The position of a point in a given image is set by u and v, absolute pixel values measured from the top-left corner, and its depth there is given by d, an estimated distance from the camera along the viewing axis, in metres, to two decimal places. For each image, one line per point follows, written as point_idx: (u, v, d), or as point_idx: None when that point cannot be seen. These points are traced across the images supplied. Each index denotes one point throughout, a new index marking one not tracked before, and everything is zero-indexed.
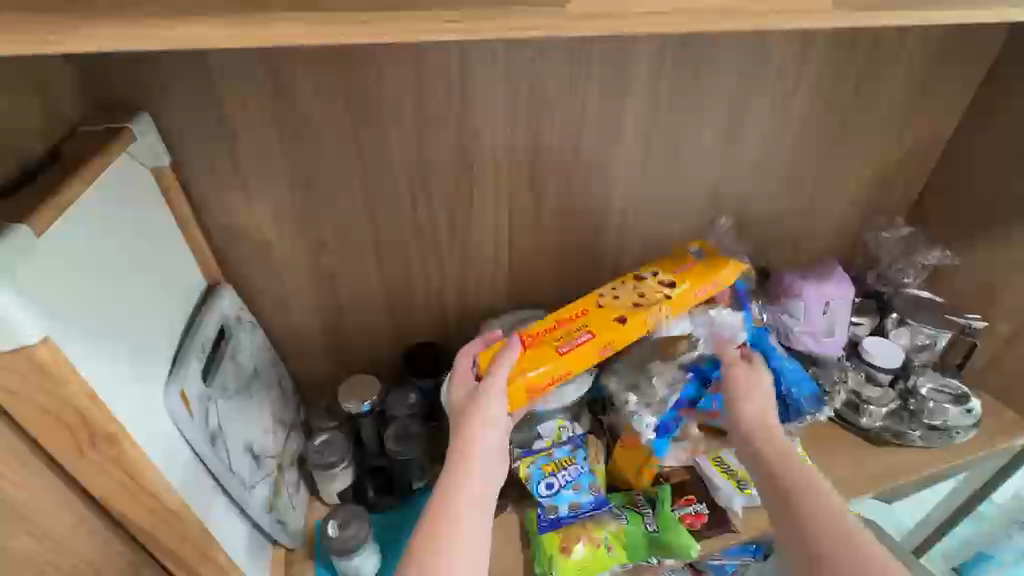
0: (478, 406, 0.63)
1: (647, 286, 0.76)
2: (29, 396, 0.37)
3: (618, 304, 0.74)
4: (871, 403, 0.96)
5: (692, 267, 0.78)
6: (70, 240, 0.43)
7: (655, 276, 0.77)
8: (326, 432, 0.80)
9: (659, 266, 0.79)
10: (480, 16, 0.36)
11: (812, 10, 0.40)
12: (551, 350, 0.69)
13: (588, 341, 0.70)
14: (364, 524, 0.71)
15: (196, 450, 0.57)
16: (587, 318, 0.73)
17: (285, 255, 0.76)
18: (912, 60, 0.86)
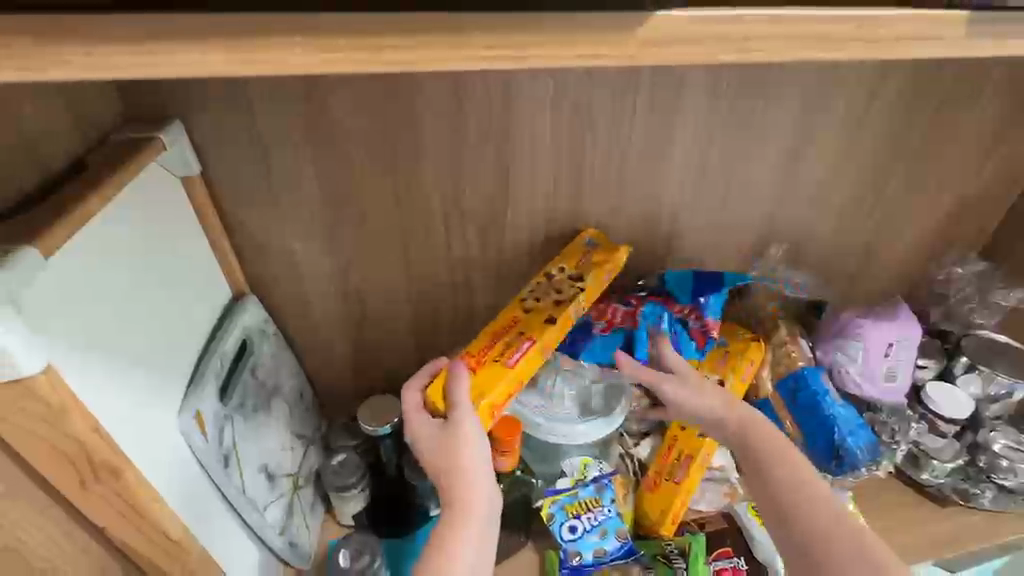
0: (457, 441, 0.58)
1: (562, 285, 0.71)
2: (29, 429, 0.34)
3: (541, 306, 0.70)
4: (934, 458, 0.87)
5: (590, 260, 0.73)
6: (78, 263, 0.41)
7: (561, 271, 0.72)
8: (344, 452, 0.76)
9: (562, 260, 0.74)
10: (544, 38, 0.31)
11: (940, 35, 0.34)
12: (498, 366, 0.64)
13: (529, 347, 0.65)
14: (376, 554, 0.67)
15: (207, 472, 0.55)
16: (520, 326, 0.68)
17: (313, 269, 0.73)
18: (1008, 84, 0.77)
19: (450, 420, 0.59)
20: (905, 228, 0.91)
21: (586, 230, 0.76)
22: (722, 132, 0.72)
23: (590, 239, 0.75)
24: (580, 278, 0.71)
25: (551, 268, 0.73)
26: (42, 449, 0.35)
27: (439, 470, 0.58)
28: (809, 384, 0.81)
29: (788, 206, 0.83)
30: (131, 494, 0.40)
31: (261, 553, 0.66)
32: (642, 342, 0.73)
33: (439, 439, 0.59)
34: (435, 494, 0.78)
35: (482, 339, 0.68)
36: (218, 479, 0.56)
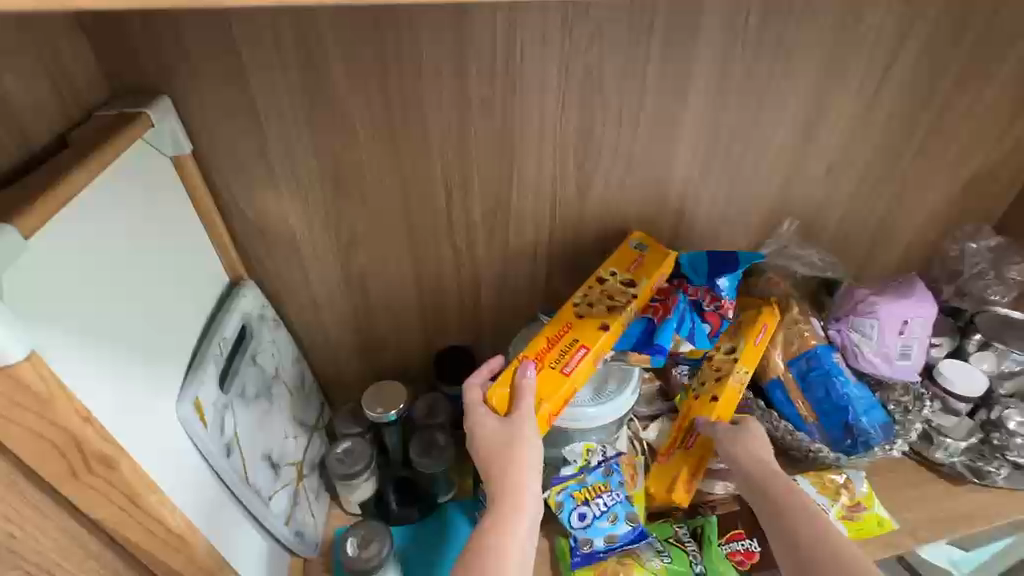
0: (519, 440, 0.58)
1: (618, 291, 0.71)
2: (15, 420, 0.32)
3: (595, 313, 0.69)
4: (947, 436, 0.85)
5: (643, 262, 0.73)
6: (61, 245, 0.39)
7: (614, 277, 0.72)
8: (349, 439, 0.75)
9: (613, 264, 0.74)
10: None
11: None
12: (555, 374, 0.64)
13: (587, 355, 0.65)
14: (385, 542, 0.65)
15: (209, 462, 0.53)
16: (575, 332, 0.67)
17: (313, 253, 0.71)
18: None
19: (512, 419, 0.59)
20: (919, 202, 0.89)
21: (632, 234, 0.77)
22: (734, 103, 0.70)
23: (637, 244, 0.76)
24: (635, 282, 0.71)
25: (608, 272, 0.73)
26: (30, 441, 0.33)
27: (497, 470, 0.57)
28: (822, 362, 0.79)
29: (801, 181, 0.80)
30: (129, 485, 0.38)
31: (267, 542, 0.64)
32: (664, 330, 0.70)
33: (500, 435, 0.58)
34: (441, 480, 0.77)
35: (538, 343, 0.67)
36: (221, 468, 0.54)
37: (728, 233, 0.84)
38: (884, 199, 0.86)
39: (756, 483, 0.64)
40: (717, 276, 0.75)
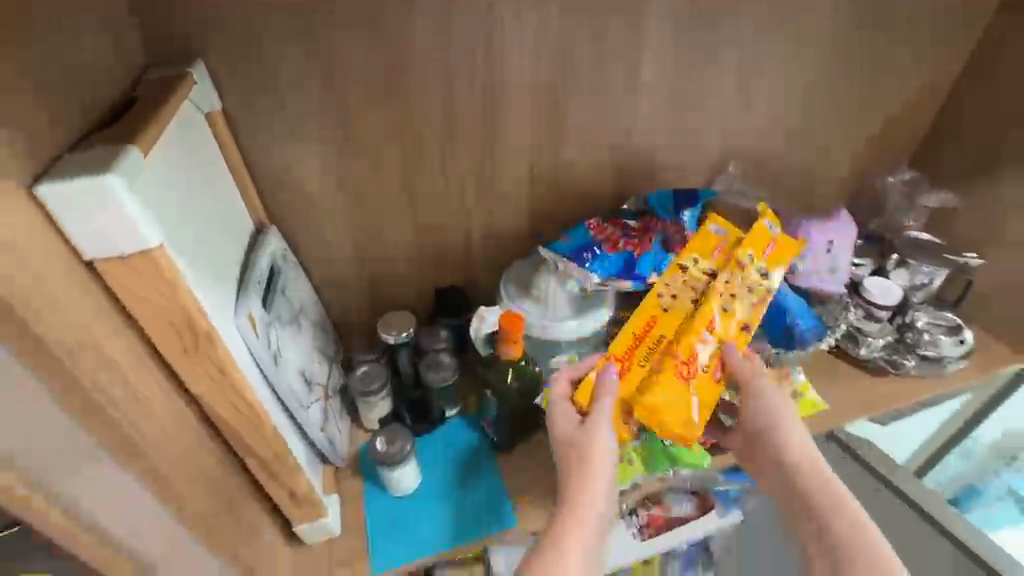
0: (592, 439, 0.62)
1: (700, 279, 0.73)
2: (150, 298, 0.42)
3: (682, 304, 0.72)
4: (870, 335, 1.01)
5: (724, 248, 0.75)
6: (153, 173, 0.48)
7: (698, 264, 0.75)
8: (365, 364, 0.86)
9: (697, 251, 0.76)
10: None
11: None
12: (649, 373, 0.69)
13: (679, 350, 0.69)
14: (407, 440, 0.77)
15: (262, 370, 0.63)
16: (662, 326, 0.71)
17: (325, 203, 0.80)
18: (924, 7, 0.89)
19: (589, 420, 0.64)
20: (843, 141, 1.04)
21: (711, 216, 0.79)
22: (684, 58, 0.82)
23: (717, 228, 0.77)
24: (717, 270, 0.74)
25: (693, 264, 0.75)
26: (155, 316, 0.43)
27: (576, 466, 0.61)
28: None
29: (744, 126, 0.93)
30: (225, 365, 0.49)
31: (306, 448, 0.75)
32: (642, 262, 0.81)
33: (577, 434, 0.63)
34: (447, 396, 0.89)
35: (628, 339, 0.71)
36: (272, 376, 0.64)
37: (685, 174, 0.96)
38: (814, 139, 1.01)
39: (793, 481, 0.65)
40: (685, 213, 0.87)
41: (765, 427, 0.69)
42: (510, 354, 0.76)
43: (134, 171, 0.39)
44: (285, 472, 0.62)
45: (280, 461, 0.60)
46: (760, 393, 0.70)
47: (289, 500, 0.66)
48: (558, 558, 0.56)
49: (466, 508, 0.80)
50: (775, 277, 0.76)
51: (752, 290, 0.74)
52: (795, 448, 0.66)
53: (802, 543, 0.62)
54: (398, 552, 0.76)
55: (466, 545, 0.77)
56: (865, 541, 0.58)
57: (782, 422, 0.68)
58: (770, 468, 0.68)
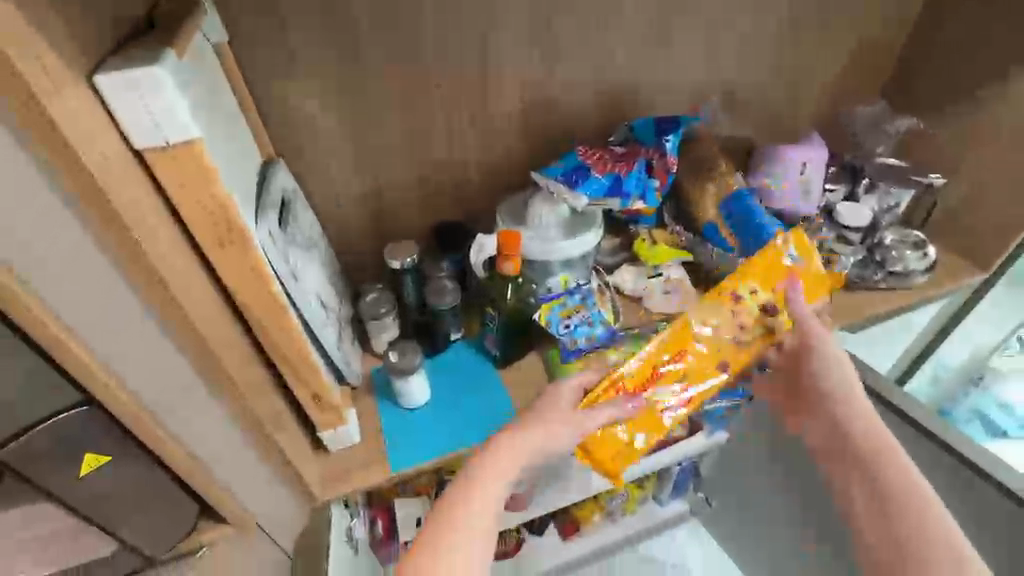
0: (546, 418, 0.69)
1: (753, 308, 0.81)
2: (192, 189, 0.48)
3: (717, 340, 0.81)
4: (840, 254, 1.08)
5: (789, 280, 0.81)
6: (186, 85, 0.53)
7: (753, 295, 0.81)
8: (375, 291, 0.92)
9: (757, 281, 0.82)
10: None
11: None
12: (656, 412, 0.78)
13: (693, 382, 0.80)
14: (418, 353, 0.85)
15: (283, 283, 0.69)
16: (690, 349, 0.80)
17: (329, 137, 0.85)
18: None
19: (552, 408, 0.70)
20: (815, 70, 1.10)
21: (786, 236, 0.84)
22: None
23: (784, 244, 0.83)
24: (776, 311, 0.81)
25: (700, 301, 0.82)
26: (195, 207, 0.49)
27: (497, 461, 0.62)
28: (742, 202, 0.99)
29: (722, 54, 0.99)
30: (256, 260, 0.55)
31: (324, 364, 0.82)
32: (629, 181, 0.91)
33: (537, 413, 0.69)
34: (452, 320, 0.95)
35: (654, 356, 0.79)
36: (292, 288, 0.70)
37: (666, 104, 1.02)
38: (788, 68, 1.06)
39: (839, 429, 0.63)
40: (666, 140, 0.94)
41: (834, 384, 0.68)
42: (508, 270, 0.83)
43: (173, 71, 0.44)
44: (308, 373, 0.68)
45: (304, 362, 0.66)
46: (814, 346, 0.71)
47: (312, 403, 0.73)
48: (460, 502, 0.58)
49: (474, 415, 0.88)
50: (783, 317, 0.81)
51: (739, 333, 0.80)
52: (856, 405, 0.64)
53: (847, 494, 0.60)
54: (415, 454, 0.83)
55: (476, 445, 0.85)
56: (908, 478, 0.57)
57: (850, 382, 0.67)
58: (824, 427, 0.66)
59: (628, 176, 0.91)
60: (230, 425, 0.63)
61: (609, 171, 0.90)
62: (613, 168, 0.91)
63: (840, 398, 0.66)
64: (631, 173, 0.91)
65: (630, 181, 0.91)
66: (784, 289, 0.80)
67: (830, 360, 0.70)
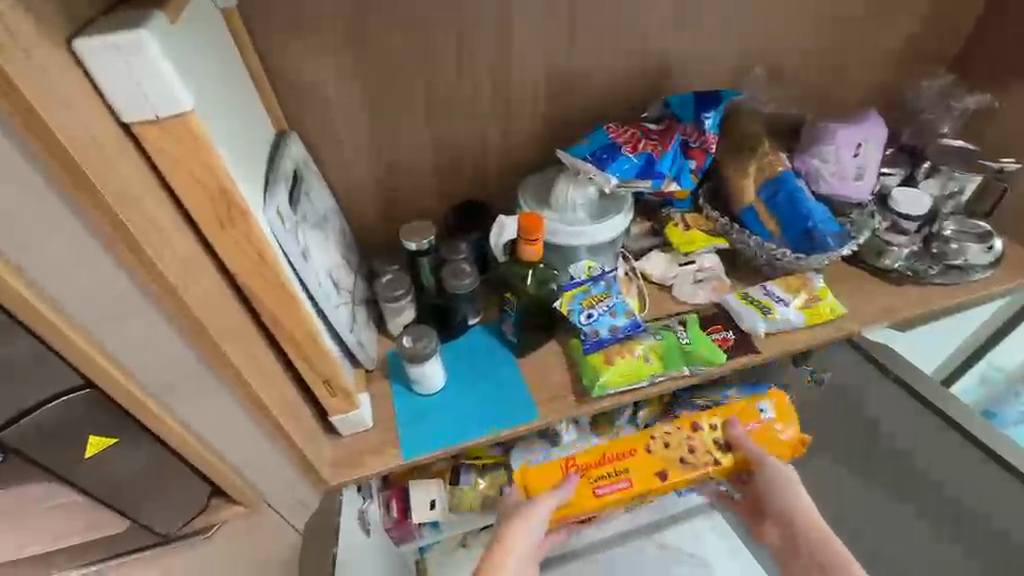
0: (528, 514, 0.78)
1: (706, 445, 0.87)
2: (186, 163, 0.45)
3: (664, 457, 0.86)
4: (894, 246, 0.99)
5: (758, 429, 0.88)
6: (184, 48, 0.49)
7: (711, 427, 0.88)
8: (390, 273, 0.89)
9: (723, 415, 0.89)
10: None
11: None
12: (590, 490, 0.83)
13: (626, 488, 0.84)
14: (432, 338, 0.81)
15: (293, 264, 0.66)
16: (633, 462, 0.86)
17: (343, 110, 0.81)
18: None
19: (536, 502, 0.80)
20: (875, 38, 0.99)
21: (768, 396, 0.91)
22: None
23: (766, 408, 0.90)
24: (726, 449, 0.87)
25: (665, 424, 0.89)
26: (192, 183, 0.46)
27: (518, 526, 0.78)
28: (786, 187, 0.92)
29: (767, 22, 0.90)
30: (259, 241, 0.52)
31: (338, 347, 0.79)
32: (663, 161, 0.84)
33: (514, 511, 0.80)
34: (469, 304, 0.91)
35: (599, 455, 0.87)
36: (302, 269, 0.67)
37: (706, 75, 0.94)
38: (842, 39, 0.97)
39: (796, 537, 0.79)
40: (704, 116, 0.87)
41: (773, 487, 0.83)
42: (530, 254, 0.78)
43: (162, 33, 0.41)
44: (318, 357, 0.66)
45: (313, 346, 0.64)
46: (768, 466, 0.83)
47: (321, 387, 0.71)
48: None
49: (490, 403, 0.85)
50: (728, 458, 0.86)
51: (688, 453, 0.86)
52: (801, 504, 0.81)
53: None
54: (429, 441, 0.81)
55: (491, 435, 0.82)
56: (841, 555, 0.73)
57: (790, 482, 0.82)
58: (781, 525, 0.82)
59: (663, 155, 0.84)
60: (237, 410, 0.61)
61: (643, 150, 0.83)
62: (647, 146, 0.84)
63: (790, 504, 0.81)
64: (666, 152, 0.84)
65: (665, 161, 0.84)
66: (731, 426, 0.87)
67: (778, 470, 0.82)
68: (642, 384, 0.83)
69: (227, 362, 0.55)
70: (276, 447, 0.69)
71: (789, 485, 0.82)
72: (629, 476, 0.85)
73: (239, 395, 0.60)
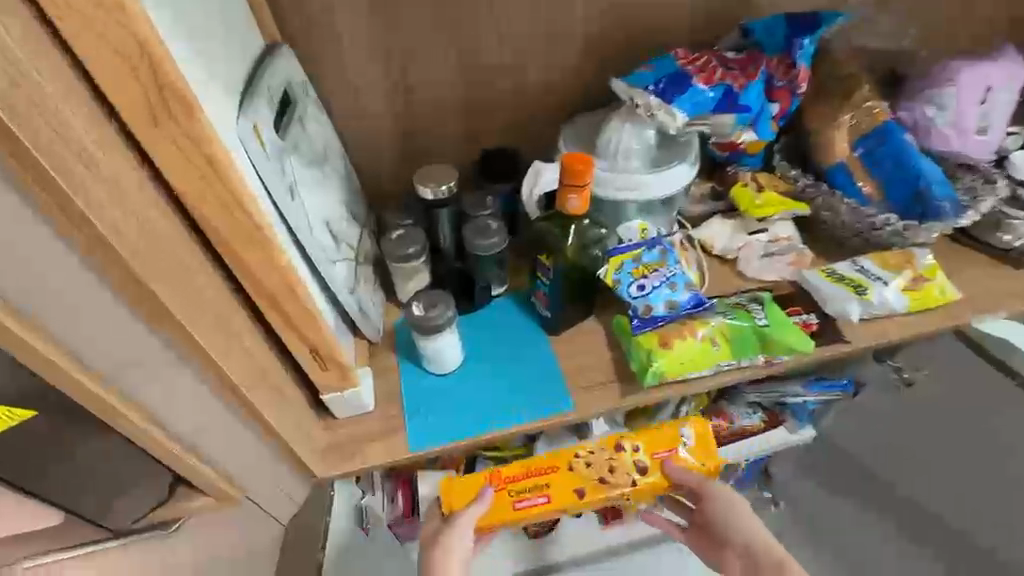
0: (443, 544, 0.69)
1: (627, 466, 0.74)
2: (95, 23, 0.34)
3: (586, 475, 0.74)
4: (1016, 219, 0.78)
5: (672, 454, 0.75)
6: None
7: (634, 450, 0.75)
8: (402, 228, 0.74)
9: (643, 437, 0.76)
10: None
11: None
12: (508, 502, 0.73)
13: (543, 504, 0.73)
14: (449, 305, 0.66)
15: (275, 200, 0.52)
16: (552, 479, 0.74)
17: (350, 24, 0.66)
18: None
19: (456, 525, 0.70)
20: None
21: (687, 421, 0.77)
22: None
23: (688, 431, 0.77)
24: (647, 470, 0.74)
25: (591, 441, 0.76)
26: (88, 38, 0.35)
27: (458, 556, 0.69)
28: (893, 138, 0.75)
29: None
30: (199, 133, 0.40)
31: (335, 311, 0.66)
32: (747, 94, 0.67)
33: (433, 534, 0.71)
34: (495, 270, 0.76)
35: (521, 466, 0.75)
36: (287, 207, 0.53)
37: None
38: None
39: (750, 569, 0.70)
40: (797, 43, 0.69)
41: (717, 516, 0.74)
42: (575, 204, 0.62)
43: None
44: (297, 312, 0.53)
45: (291, 297, 0.51)
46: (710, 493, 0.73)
47: (306, 357, 0.57)
48: None
49: (516, 390, 0.70)
50: (646, 482, 0.74)
51: (608, 475, 0.74)
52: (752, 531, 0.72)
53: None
54: (442, 431, 0.67)
55: (516, 427, 0.68)
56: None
57: (737, 511, 0.73)
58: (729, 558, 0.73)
59: (748, 91, 0.67)
60: (178, 367, 0.49)
61: (722, 82, 0.67)
62: (728, 78, 0.67)
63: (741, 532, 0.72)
64: (751, 86, 0.68)
65: (750, 98, 0.68)
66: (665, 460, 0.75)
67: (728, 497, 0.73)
68: (703, 374, 0.67)
69: (152, 298, 0.43)
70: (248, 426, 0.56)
71: (738, 513, 0.73)
72: (549, 491, 0.74)
73: (182, 350, 0.48)
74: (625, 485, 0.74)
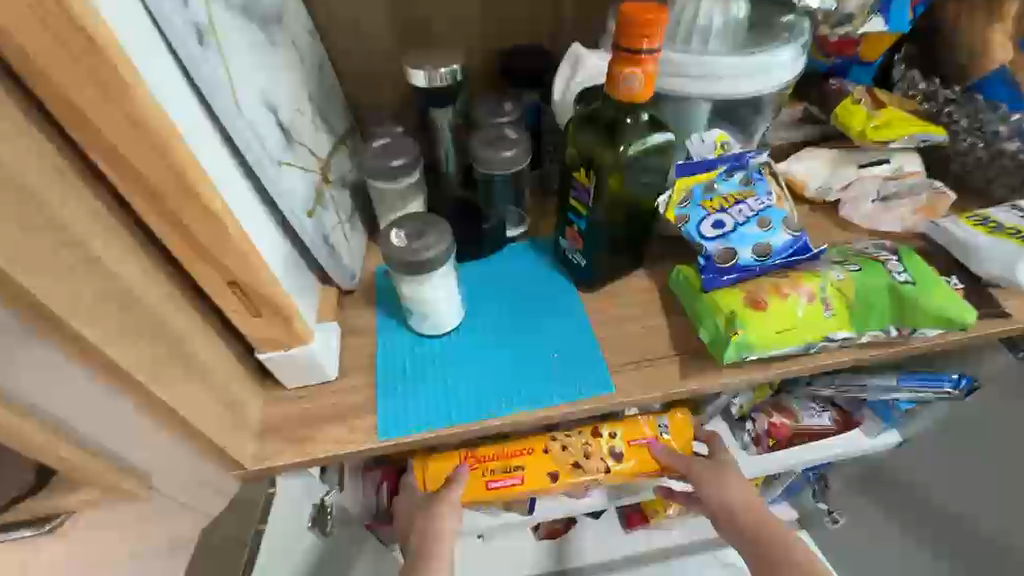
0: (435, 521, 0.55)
1: (601, 452, 0.60)
2: None
3: (558, 455, 0.60)
4: None
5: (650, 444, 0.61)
6: None
7: (611, 434, 0.61)
8: (388, 137, 0.54)
9: (620, 421, 0.62)
10: None
11: None
12: (477, 482, 0.59)
13: (514, 486, 0.59)
14: (445, 234, 0.47)
15: (169, 41, 0.33)
16: (522, 457, 0.60)
17: None
18: None
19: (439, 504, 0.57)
20: None
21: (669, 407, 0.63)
22: None
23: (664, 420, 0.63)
24: (623, 456, 0.60)
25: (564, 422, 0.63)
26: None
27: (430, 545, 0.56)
28: None
29: None
30: None
31: (288, 241, 0.47)
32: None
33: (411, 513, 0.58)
34: (510, 204, 0.57)
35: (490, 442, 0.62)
36: (190, 55, 0.34)
37: None
38: None
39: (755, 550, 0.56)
40: None
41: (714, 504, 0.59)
42: (633, 85, 0.41)
43: None
44: (193, 213, 0.34)
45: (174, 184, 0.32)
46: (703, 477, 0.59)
47: (218, 289, 0.38)
48: None
49: (536, 363, 0.51)
50: (623, 468, 0.60)
51: (581, 458, 0.59)
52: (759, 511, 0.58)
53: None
54: (433, 412, 0.48)
55: (535, 413, 0.48)
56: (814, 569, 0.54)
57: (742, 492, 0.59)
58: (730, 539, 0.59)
59: None
60: None
61: None
62: None
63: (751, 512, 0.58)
64: None
65: None
66: (649, 445, 0.61)
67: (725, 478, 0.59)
68: (807, 353, 0.46)
69: None
70: (128, 408, 0.35)
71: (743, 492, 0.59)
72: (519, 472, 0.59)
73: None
74: (599, 473, 0.60)
